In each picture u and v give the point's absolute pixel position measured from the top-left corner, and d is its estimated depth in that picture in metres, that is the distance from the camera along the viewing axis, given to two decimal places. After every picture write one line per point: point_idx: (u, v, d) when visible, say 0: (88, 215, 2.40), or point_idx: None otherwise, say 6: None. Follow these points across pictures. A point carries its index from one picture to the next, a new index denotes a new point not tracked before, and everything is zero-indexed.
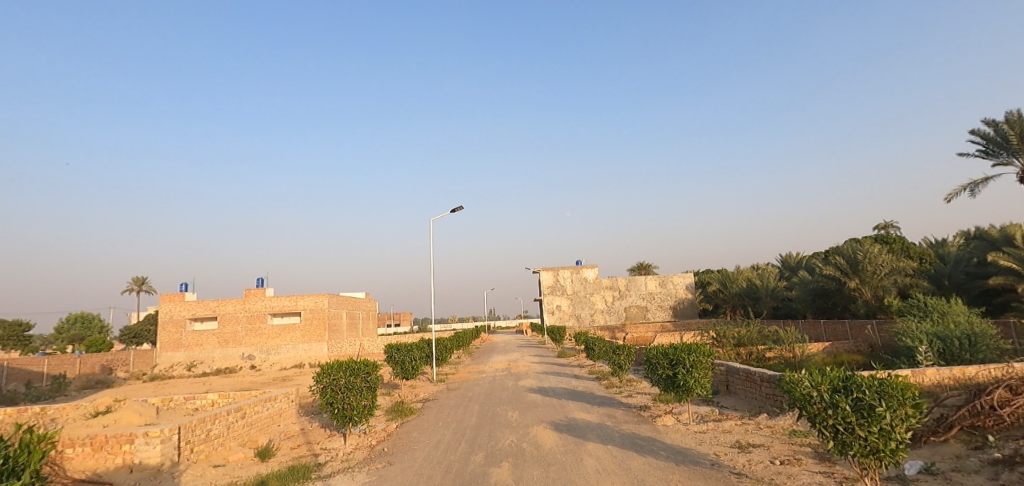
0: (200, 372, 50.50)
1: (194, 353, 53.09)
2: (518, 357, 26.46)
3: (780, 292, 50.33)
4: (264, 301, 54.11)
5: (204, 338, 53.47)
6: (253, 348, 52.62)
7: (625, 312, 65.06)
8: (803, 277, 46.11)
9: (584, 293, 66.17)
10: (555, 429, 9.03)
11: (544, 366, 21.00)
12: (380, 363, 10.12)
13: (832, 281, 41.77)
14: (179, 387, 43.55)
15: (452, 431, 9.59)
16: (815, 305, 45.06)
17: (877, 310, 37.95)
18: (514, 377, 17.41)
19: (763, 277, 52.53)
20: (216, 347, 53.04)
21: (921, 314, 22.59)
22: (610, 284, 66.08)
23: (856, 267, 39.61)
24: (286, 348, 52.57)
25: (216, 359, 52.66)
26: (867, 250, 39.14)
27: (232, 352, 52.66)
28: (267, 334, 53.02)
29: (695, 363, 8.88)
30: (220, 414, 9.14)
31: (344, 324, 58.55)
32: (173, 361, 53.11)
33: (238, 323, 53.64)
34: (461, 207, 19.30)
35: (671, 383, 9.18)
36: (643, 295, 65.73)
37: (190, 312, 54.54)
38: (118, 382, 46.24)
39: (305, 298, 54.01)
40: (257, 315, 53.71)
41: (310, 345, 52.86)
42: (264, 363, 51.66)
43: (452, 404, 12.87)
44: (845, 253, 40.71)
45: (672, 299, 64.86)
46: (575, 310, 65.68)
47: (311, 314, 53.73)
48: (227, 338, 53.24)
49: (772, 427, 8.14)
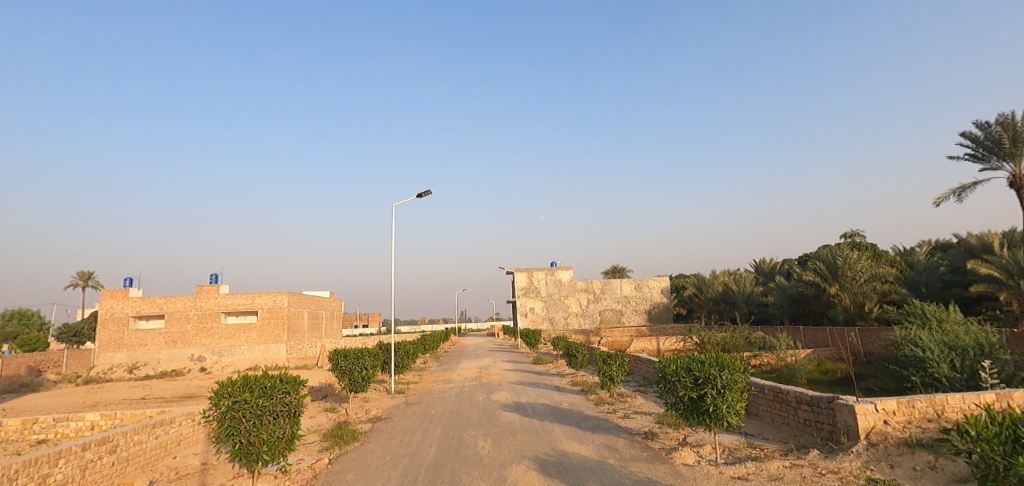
0: (143, 375, 46.23)
1: (137, 354, 48.68)
2: (490, 363, 24.02)
3: (756, 297, 49.53)
4: (217, 299, 50.15)
5: (149, 338, 49.09)
6: (203, 349, 48.64)
7: (599, 316, 63.38)
8: (781, 282, 45.18)
9: (559, 296, 64.23)
10: (540, 472, 6.66)
11: (520, 374, 18.65)
12: (307, 379, 7.43)
13: (812, 286, 40.77)
14: (116, 392, 39.48)
15: (401, 471, 7.12)
16: (792, 311, 44.10)
17: (856, 317, 36.97)
18: (486, 388, 14.99)
19: (739, 281, 51.59)
20: (162, 348, 48.76)
21: (917, 321, 21.11)
22: (585, 287, 64.35)
23: (835, 273, 38.80)
24: (240, 350, 48.85)
25: (161, 361, 48.41)
26: (847, 255, 38.18)
27: (180, 353, 48.51)
28: (219, 334, 49.14)
29: (727, 383, 6.68)
30: (69, 451, 6.48)
31: (305, 324, 54.96)
32: (113, 362, 48.56)
33: (188, 322, 49.51)
34: (428, 191, 16.60)
35: (694, 408, 6.95)
36: (618, 299, 64.21)
37: (134, 309, 50.06)
38: (46, 385, 41.69)
39: (262, 296, 50.25)
40: (210, 314, 49.70)
41: (267, 347, 49.19)
42: (215, 365, 47.72)
43: (408, 426, 10.39)
44: (825, 257, 39.75)
45: (648, 303, 63.58)
46: (549, 313, 63.61)
47: (269, 313, 49.96)
48: (176, 337, 49.04)
49: (837, 471, 5.98)
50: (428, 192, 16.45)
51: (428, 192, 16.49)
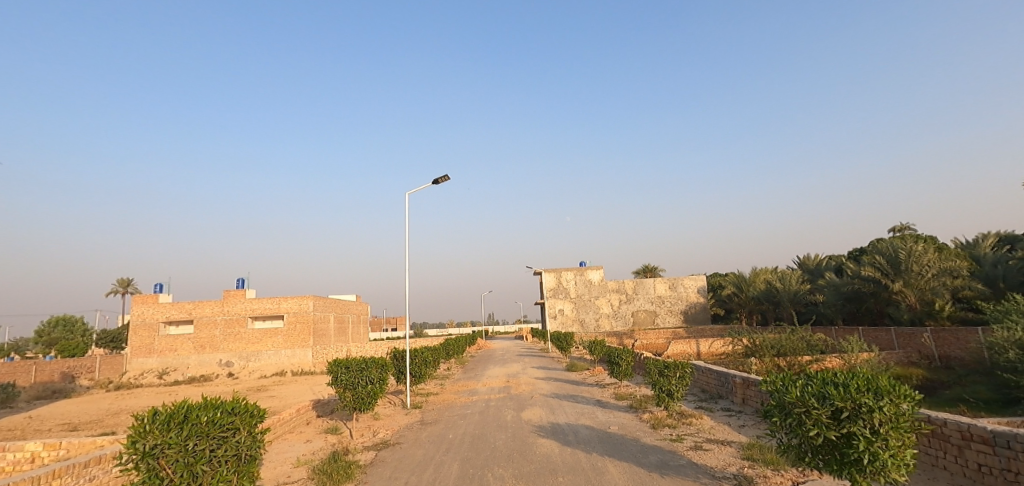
0: (172, 380, 45.82)
1: (168, 360, 48.42)
2: (519, 370, 21.84)
3: (803, 296, 45.95)
4: (244, 304, 49.52)
5: (178, 343, 48.79)
6: (231, 354, 48.01)
7: (632, 317, 60.44)
8: (832, 279, 41.61)
9: (589, 297, 61.59)
10: None
11: (553, 384, 16.38)
12: (264, 410, 5.35)
13: (869, 283, 37.18)
14: (143, 399, 38.91)
15: None
16: (846, 311, 40.52)
17: (924, 317, 33.42)
18: (516, 403, 12.78)
19: (784, 279, 48.12)
20: (191, 353, 48.38)
21: (1017, 321, 18.04)
22: (616, 287, 61.49)
23: (897, 267, 35.11)
24: (267, 355, 47.95)
25: (191, 366, 48.02)
26: (911, 247, 34.52)
27: (209, 359, 48.01)
28: (247, 339, 48.41)
29: (889, 419, 4.29)
30: None
31: (331, 328, 53.92)
32: (144, 367, 48.43)
33: (216, 327, 48.97)
34: (446, 176, 14.38)
35: (833, 455, 4.54)
36: (652, 299, 61.13)
37: (164, 315, 49.87)
38: (79, 390, 41.42)
39: (288, 300, 49.35)
40: (237, 318, 49.07)
41: (293, 351, 48.15)
42: (242, 371, 46.93)
43: (418, 459, 8.24)
44: (885, 250, 36.14)
45: (683, 303, 60.31)
46: (579, 314, 61.09)
47: (295, 318, 49.00)
48: (204, 342, 48.54)
49: None
50: (445, 177, 14.38)
51: (445, 177, 14.37)
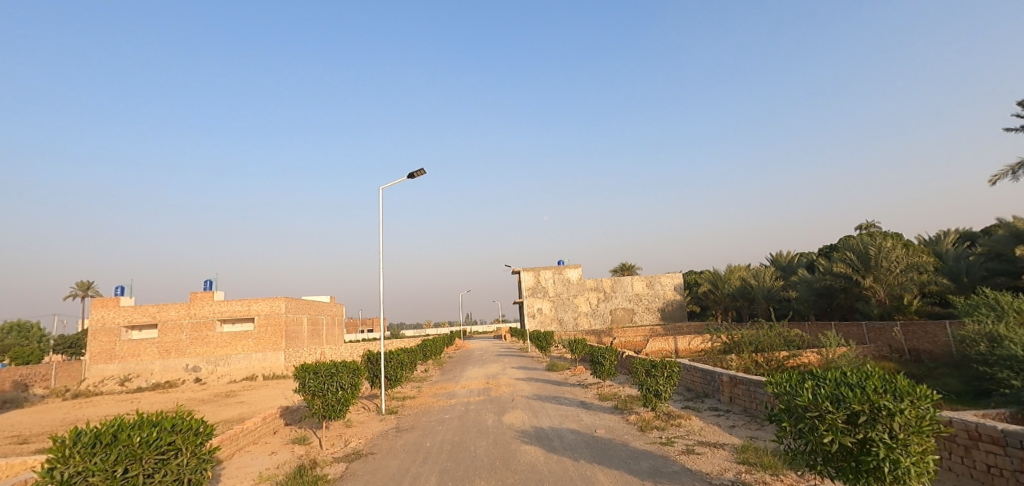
0: (135, 387, 43.78)
1: (130, 366, 46.30)
2: (499, 371, 21.31)
3: (777, 292, 46.63)
4: (212, 306, 47.66)
5: (142, 348, 46.69)
6: (198, 358, 46.16)
7: (610, 315, 60.54)
8: (805, 275, 42.28)
9: (567, 295, 61.45)
10: None
11: (534, 385, 15.91)
12: (209, 428, 4.75)
13: (841, 279, 37.86)
14: (103, 407, 36.95)
15: None
16: (818, 306, 41.25)
17: (893, 311, 34.18)
18: (497, 406, 12.23)
19: (758, 276, 48.78)
20: (155, 358, 46.36)
21: (987, 314, 18.35)
22: (594, 286, 61.53)
23: (868, 263, 35.77)
24: (237, 359, 46.24)
25: (155, 372, 45.95)
26: (881, 244, 35.24)
27: (174, 364, 46.06)
28: (215, 343, 46.61)
29: (909, 423, 3.89)
30: None
31: (304, 330, 52.41)
32: (105, 374, 46.18)
33: (182, 331, 47.02)
34: (422, 170, 13.70)
35: (848, 465, 4.09)
36: (629, 297, 61.33)
37: (126, 319, 47.64)
38: (33, 400, 39.12)
39: (259, 302, 47.71)
40: (204, 322, 47.18)
41: (264, 355, 46.56)
42: (210, 376, 45.16)
43: (393, 471, 7.63)
44: (855, 247, 36.85)
45: (660, 301, 60.69)
46: (557, 313, 60.88)
47: (266, 320, 47.40)
48: (169, 347, 46.57)
49: None
50: (422, 171, 13.73)
51: (421, 171, 13.69)
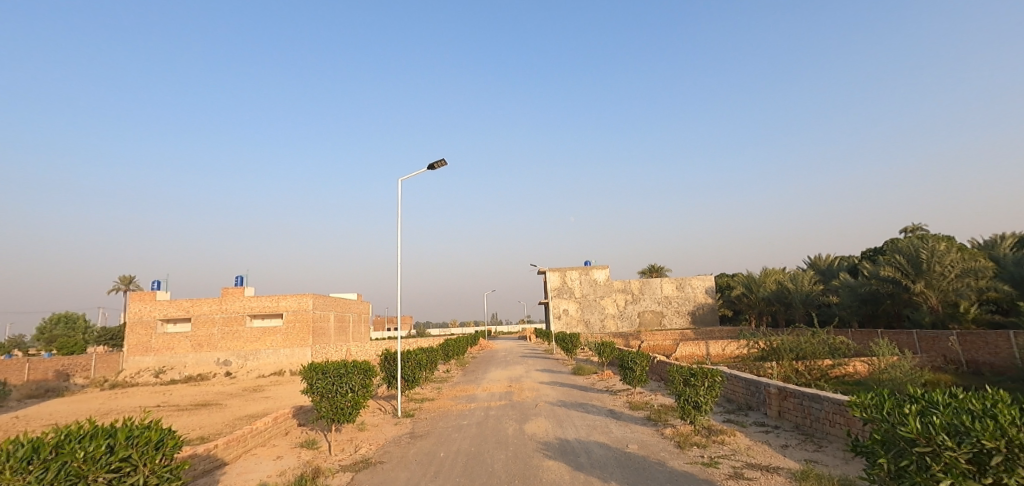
0: (168, 379, 44.68)
1: (165, 358, 47.38)
2: (522, 373, 20.48)
3: (816, 297, 44.39)
4: (242, 302, 48.36)
5: (176, 341, 47.73)
6: (229, 352, 46.89)
7: (638, 318, 58.94)
8: (848, 279, 40.05)
9: (594, 296, 60.17)
10: None
11: (559, 390, 14.99)
12: (174, 443, 4.06)
13: (888, 283, 35.55)
14: (137, 398, 37.75)
15: None
16: (862, 313, 38.97)
17: (947, 319, 31.84)
18: (519, 412, 11.40)
19: (796, 280, 46.58)
20: (188, 351, 47.31)
21: None
22: (622, 287, 60.08)
23: (919, 267, 33.46)
24: (266, 354, 46.80)
25: (188, 365, 46.87)
26: (933, 246, 32.83)
27: (206, 357, 46.89)
28: (245, 338, 47.27)
29: None
30: None
31: (331, 327, 52.70)
32: (141, 366, 47.35)
33: (214, 326, 47.85)
34: (444, 160, 13.01)
35: None
36: (659, 299, 59.62)
37: (162, 312, 48.78)
38: (72, 389, 40.20)
39: (287, 298, 48.12)
40: (235, 317, 47.93)
41: (291, 351, 46.96)
42: (240, 370, 45.79)
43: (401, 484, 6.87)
44: (904, 250, 34.48)
45: (690, 304, 58.78)
46: (584, 315, 59.69)
47: (294, 316, 47.82)
48: (201, 341, 47.45)
49: None
50: (443, 161, 13.04)
51: (443, 162, 13.01)
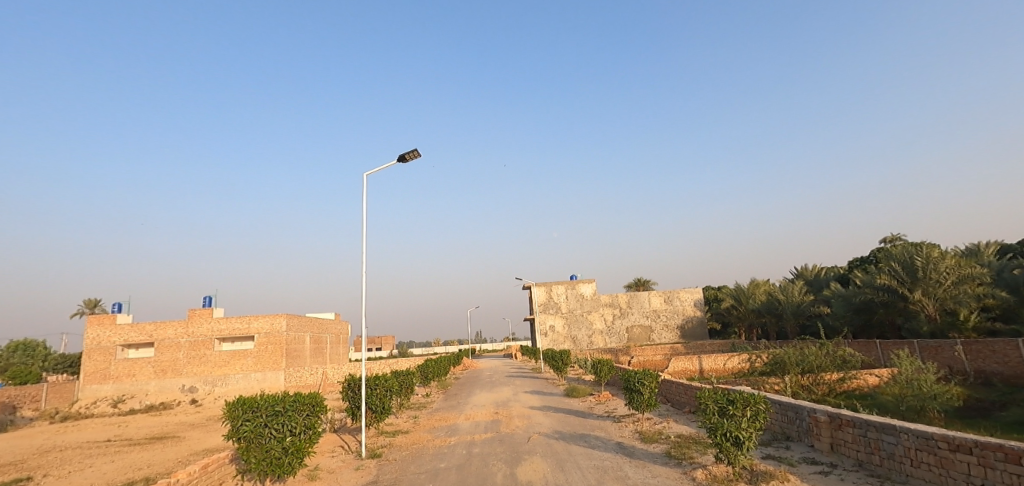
0: (127, 409, 41.15)
1: (124, 386, 43.77)
2: (510, 397, 18.43)
3: (807, 308, 43.15)
4: (211, 324, 45.23)
5: (137, 368, 44.24)
6: (195, 379, 43.64)
7: (626, 333, 57.23)
8: (840, 289, 38.84)
9: (581, 312, 58.37)
10: None
11: (554, 417, 13.00)
12: None
13: (883, 292, 34.28)
14: (91, 431, 34.34)
15: None
16: (856, 323, 37.74)
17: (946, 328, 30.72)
18: (510, 449, 9.37)
19: (785, 290, 45.39)
20: (151, 378, 43.90)
21: None
22: (609, 301, 58.39)
23: (915, 275, 32.29)
24: (235, 379, 43.73)
25: (150, 393, 43.41)
26: (929, 253, 31.70)
27: (170, 384, 43.52)
28: (213, 362, 44.15)
29: None
30: None
31: (307, 349, 49.75)
32: (98, 395, 43.65)
33: (179, 350, 44.59)
34: (416, 151, 11.12)
35: None
36: (647, 313, 58.03)
37: (122, 337, 45.26)
38: (18, 422, 36.45)
39: (259, 320, 45.14)
40: (202, 340, 44.77)
41: (263, 375, 43.93)
42: (207, 397, 42.55)
43: None
44: (899, 256, 33.29)
45: (679, 318, 57.40)
46: (570, 331, 57.77)
47: (266, 338, 44.81)
48: (165, 367, 44.10)
49: None
50: (416, 152, 11.15)
51: (414, 153, 11.11)
